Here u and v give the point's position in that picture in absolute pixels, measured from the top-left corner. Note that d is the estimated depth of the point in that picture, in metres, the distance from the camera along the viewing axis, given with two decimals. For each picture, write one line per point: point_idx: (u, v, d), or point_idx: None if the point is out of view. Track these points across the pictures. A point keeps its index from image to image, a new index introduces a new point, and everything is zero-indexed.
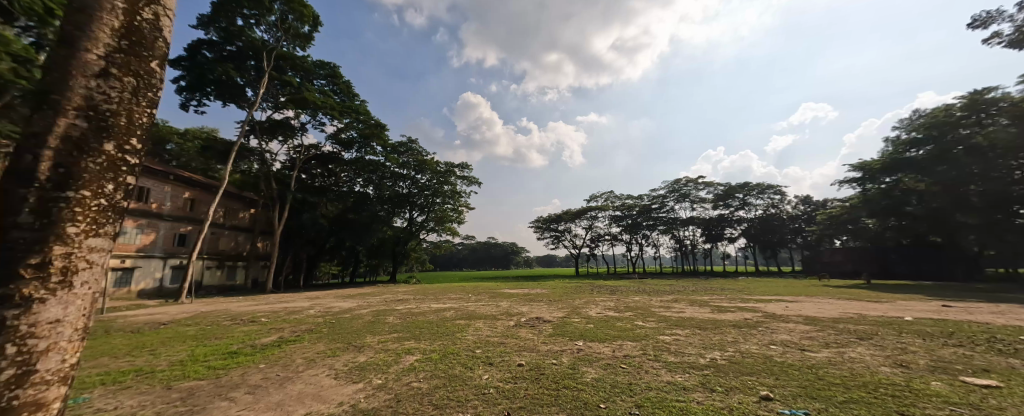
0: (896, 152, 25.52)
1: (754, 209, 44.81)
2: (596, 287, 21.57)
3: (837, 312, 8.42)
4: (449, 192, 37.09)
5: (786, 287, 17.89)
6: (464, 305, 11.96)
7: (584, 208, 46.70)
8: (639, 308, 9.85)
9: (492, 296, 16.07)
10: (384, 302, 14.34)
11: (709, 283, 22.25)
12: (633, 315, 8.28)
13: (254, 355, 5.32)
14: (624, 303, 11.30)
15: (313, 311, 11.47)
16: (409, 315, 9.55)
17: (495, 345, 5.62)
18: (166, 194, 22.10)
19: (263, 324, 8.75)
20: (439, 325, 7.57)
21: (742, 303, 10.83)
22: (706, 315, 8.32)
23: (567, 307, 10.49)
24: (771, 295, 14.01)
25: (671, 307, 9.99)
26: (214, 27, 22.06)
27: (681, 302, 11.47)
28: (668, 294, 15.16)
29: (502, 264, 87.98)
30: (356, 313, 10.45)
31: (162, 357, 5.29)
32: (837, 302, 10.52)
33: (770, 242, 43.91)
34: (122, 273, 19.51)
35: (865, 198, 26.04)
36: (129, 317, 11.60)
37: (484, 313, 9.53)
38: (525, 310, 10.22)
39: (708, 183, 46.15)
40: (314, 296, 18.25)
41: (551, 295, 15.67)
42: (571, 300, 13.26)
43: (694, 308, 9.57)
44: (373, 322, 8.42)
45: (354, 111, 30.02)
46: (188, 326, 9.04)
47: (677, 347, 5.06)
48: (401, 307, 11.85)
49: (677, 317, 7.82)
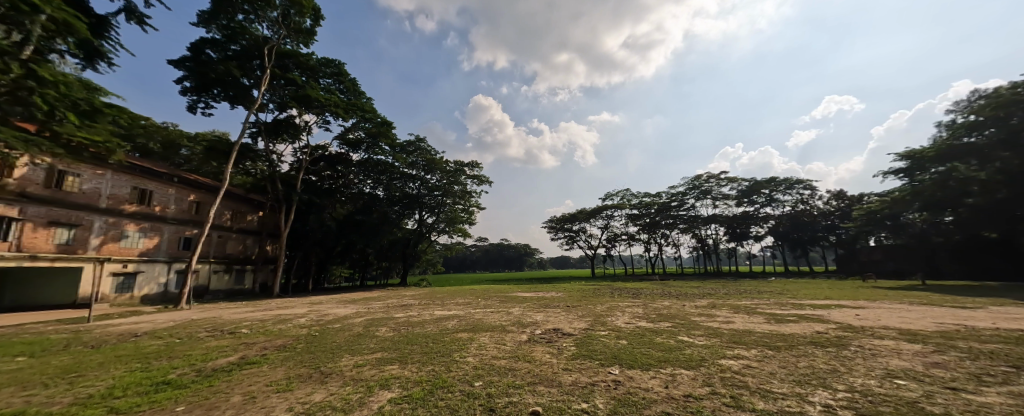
0: (951, 138, 23.07)
1: (782, 206, 42.24)
2: (617, 289, 19.92)
3: (930, 323, 6.76)
4: (460, 192, 35.96)
5: (834, 290, 15.92)
6: (471, 312, 10.62)
7: (600, 207, 44.86)
8: (675, 316, 8.31)
9: (504, 300, 14.74)
10: (385, 308, 13.16)
11: (742, 285, 20.23)
12: (673, 327, 6.80)
13: (185, 387, 4.10)
14: (655, 310, 9.75)
15: (305, 320, 10.32)
16: (405, 326, 8.22)
17: (500, 374, 4.20)
18: (170, 196, 21.59)
19: (238, 337, 7.58)
20: (437, 341, 6.23)
21: (798, 310, 9.14)
22: (764, 327, 6.74)
23: (589, 315, 9.00)
24: (823, 299, 12.21)
25: (714, 315, 8.39)
26: (215, 25, 21.54)
27: (721, 308, 9.83)
28: (701, 298, 13.50)
29: (516, 266, 86.34)
30: (348, 323, 9.20)
31: (72, 391, 4.13)
32: (916, 309, 8.78)
33: (800, 241, 41.27)
34: (123, 279, 18.95)
35: (915, 190, 23.60)
36: (108, 326, 10.67)
37: (491, 324, 8.16)
38: (540, 318, 8.84)
39: (731, 179, 43.73)
40: (317, 301, 17.26)
41: (569, 300, 14.22)
42: (592, 305, 11.78)
43: (742, 318, 7.96)
44: (360, 335, 7.14)
45: (360, 110, 29.21)
46: (159, 339, 7.97)
47: (757, 382, 3.56)
48: (401, 315, 10.61)
49: (730, 330, 6.33)
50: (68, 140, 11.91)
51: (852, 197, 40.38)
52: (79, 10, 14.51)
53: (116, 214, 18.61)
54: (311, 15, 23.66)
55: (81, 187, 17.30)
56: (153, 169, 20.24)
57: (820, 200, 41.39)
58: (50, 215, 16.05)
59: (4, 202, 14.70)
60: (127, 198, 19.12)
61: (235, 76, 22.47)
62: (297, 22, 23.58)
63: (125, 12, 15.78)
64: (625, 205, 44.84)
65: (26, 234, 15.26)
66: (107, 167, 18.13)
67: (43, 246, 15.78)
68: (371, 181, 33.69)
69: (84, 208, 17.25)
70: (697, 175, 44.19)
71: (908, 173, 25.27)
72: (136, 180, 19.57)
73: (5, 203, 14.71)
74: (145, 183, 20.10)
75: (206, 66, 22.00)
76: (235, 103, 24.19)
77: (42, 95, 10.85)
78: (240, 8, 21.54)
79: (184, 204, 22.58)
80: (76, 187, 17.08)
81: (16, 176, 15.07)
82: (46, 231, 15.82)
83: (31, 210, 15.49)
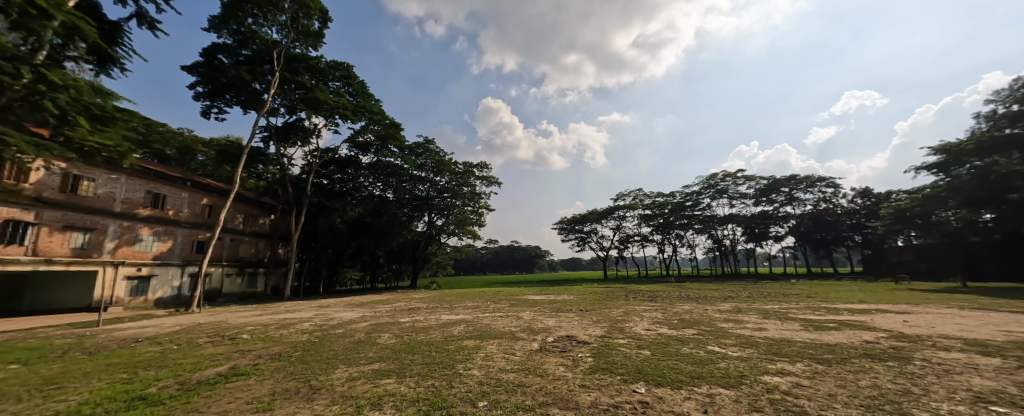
0: (992, 130, 21.64)
1: (803, 204, 40.63)
2: (630, 292, 19.20)
3: (996, 332, 5.96)
4: (469, 194, 35.57)
5: (868, 293, 14.85)
6: (479, 317, 10.12)
7: (612, 207, 43.86)
8: (699, 323, 7.64)
9: (513, 304, 14.23)
10: (392, 311, 12.79)
11: (764, 287, 19.26)
12: (700, 335, 6.17)
13: (159, 404, 3.72)
14: (676, 315, 9.09)
15: (308, 325, 10.04)
16: (409, 332, 7.77)
17: (507, 392, 3.70)
18: (183, 200, 21.78)
19: (235, 344, 7.23)
20: (441, 350, 5.74)
21: (835, 316, 8.36)
22: (802, 335, 6.10)
23: (604, 321, 8.40)
24: (859, 303, 11.29)
25: (742, 322, 7.70)
26: (226, 30, 21.70)
27: (749, 314, 9.10)
28: (723, 302, 12.70)
29: (526, 267, 85.82)
30: (350, 328, 8.84)
31: (36, 408, 3.75)
32: (970, 315, 7.94)
33: (823, 241, 39.53)
34: (138, 282, 19.12)
35: (952, 186, 22.22)
36: (114, 331, 10.57)
37: (500, 330, 7.65)
38: (552, 324, 8.31)
39: (749, 177, 42.26)
40: (325, 304, 17.04)
41: (581, 303, 13.61)
42: (607, 309, 11.17)
43: (776, 324, 7.22)
44: (360, 343, 6.71)
45: (369, 112, 29.15)
46: (157, 345, 7.70)
47: (820, 408, 2.94)
48: (406, 319, 10.20)
49: (763, 339, 5.72)
50: (80, 144, 11.76)
51: (878, 195, 38.64)
52: (90, 16, 14.63)
53: (130, 218, 18.80)
54: (319, 17, 23.67)
55: (96, 192, 17.46)
56: (166, 173, 20.42)
57: (845, 198, 39.61)
58: (66, 219, 16.19)
59: (21, 206, 14.84)
60: (141, 202, 19.28)
61: (245, 80, 22.55)
62: (306, 25, 23.61)
63: (137, 17, 15.91)
64: (637, 206, 43.73)
65: (42, 238, 15.40)
66: (121, 171, 18.30)
67: (58, 250, 15.92)
68: (380, 184, 33.58)
69: (99, 212, 17.41)
70: (713, 174, 42.85)
71: (943, 168, 23.85)
72: (150, 184, 19.74)
73: (22, 208, 14.85)
74: (159, 187, 20.30)
75: (217, 70, 22.10)
76: (247, 107, 24.37)
77: (53, 98, 10.58)
78: (250, 12, 21.62)
79: (197, 208, 22.74)
80: (91, 191, 17.26)
81: (32, 180, 15.20)
82: (62, 235, 15.98)
83: (46, 214, 15.62)
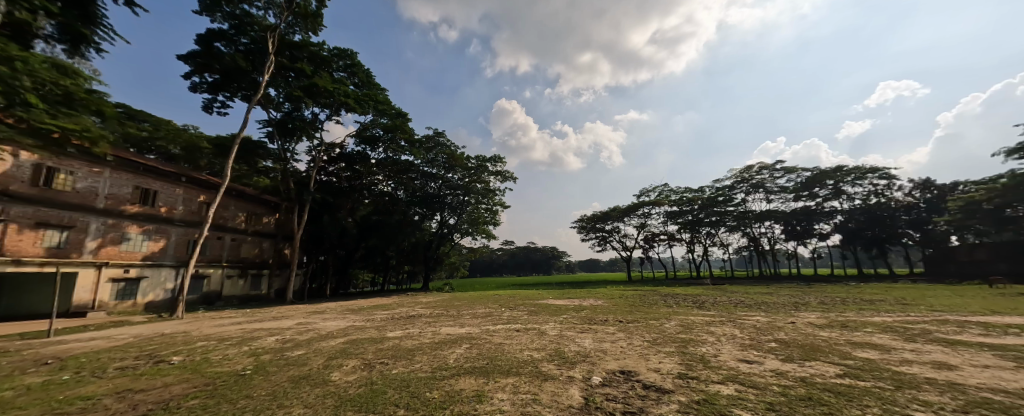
0: None
1: (852, 199, 36.61)
2: (668, 297, 16.71)
3: None
4: (483, 191, 33.25)
5: (972, 300, 11.97)
6: (489, 332, 7.70)
7: (636, 203, 40.71)
8: (821, 351, 5.00)
9: (533, 311, 11.94)
10: (389, 321, 10.67)
11: (825, 291, 16.44)
12: (861, 383, 3.56)
13: None
14: (766, 334, 6.47)
15: (273, 341, 7.91)
16: (385, 358, 5.43)
17: None
18: (177, 197, 20.22)
19: (142, 376, 5.10)
20: (417, 403, 3.40)
21: (1018, 338, 5.60)
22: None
23: (669, 343, 5.92)
24: (996, 315, 8.50)
25: (890, 350, 4.94)
26: (220, 13, 20.05)
27: (873, 333, 6.37)
28: (803, 312, 9.97)
29: (543, 269, 83.69)
30: (319, 347, 6.61)
31: None
32: None
33: (877, 239, 35.26)
34: (125, 285, 17.63)
35: None
36: (49, 346, 8.69)
37: (516, 359, 5.18)
38: (594, 347, 5.85)
39: (790, 169, 38.27)
40: (320, 310, 15.11)
41: (618, 312, 11.09)
42: (656, 322, 8.64)
43: (961, 358, 4.46)
44: (298, 382, 4.32)
45: (374, 102, 27.26)
46: (50, 374, 5.63)
47: None
48: (398, 334, 7.94)
49: (985, 397, 3.12)
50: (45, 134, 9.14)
51: (941, 187, 34.54)
52: None
53: (115, 215, 17.32)
54: None
55: (74, 186, 15.96)
56: (158, 167, 18.92)
57: (901, 191, 35.43)
58: (38, 216, 14.75)
59: None
60: (127, 199, 17.77)
61: (241, 66, 20.78)
62: (302, 5, 21.98)
63: None
64: (663, 202, 40.46)
65: (9, 236, 14.02)
66: (103, 164, 16.82)
67: (29, 250, 14.51)
68: (390, 181, 31.71)
69: (77, 208, 15.92)
70: (748, 166, 39.19)
71: None
72: (138, 179, 18.25)
73: None
74: (149, 182, 18.76)
75: (211, 58, 20.51)
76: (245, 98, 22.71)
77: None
78: None
79: (193, 206, 21.15)
80: (68, 185, 15.75)
81: None
82: (33, 233, 14.58)
83: (15, 210, 14.21)
